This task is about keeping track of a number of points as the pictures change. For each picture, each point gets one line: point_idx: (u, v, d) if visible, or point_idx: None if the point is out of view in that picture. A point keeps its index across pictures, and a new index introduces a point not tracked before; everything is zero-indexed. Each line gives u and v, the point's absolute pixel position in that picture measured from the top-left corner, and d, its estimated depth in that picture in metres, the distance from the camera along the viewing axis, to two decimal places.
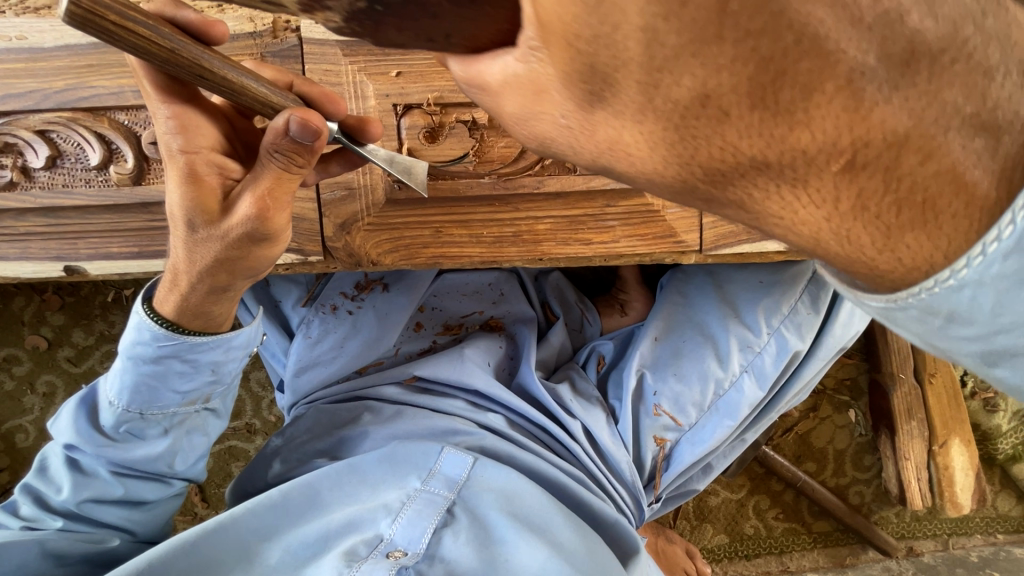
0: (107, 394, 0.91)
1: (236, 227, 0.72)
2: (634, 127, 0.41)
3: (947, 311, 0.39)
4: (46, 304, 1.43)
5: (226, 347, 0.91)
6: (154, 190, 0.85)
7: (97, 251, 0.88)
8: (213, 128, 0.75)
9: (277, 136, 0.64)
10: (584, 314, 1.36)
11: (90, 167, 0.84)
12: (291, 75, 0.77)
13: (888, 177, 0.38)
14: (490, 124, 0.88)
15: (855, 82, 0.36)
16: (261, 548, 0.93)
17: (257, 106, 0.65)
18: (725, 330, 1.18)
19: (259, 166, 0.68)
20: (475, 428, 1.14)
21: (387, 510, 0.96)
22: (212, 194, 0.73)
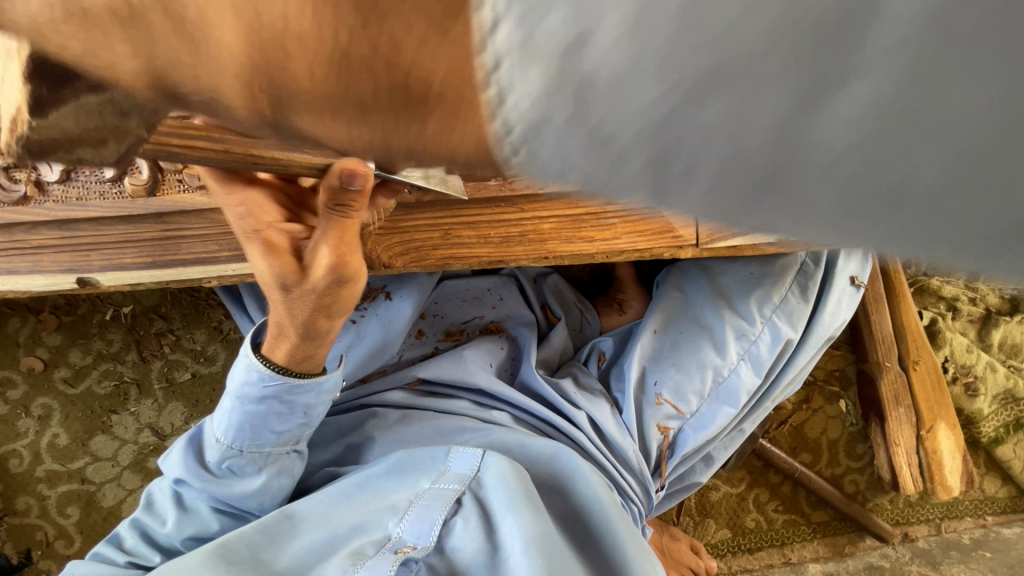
0: (214, 431, 0.96)
1: (321, 276, 0.79)
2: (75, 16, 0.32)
3: (571, 172, 0.28)
4: (43, 324, 1.42)
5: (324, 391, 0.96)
6: (169, 200, 0.87)
7: (109, 262, 0.89)
8: (274, 202, 0.83)
9: (330, 192, 0.70)
10: (583, 314, 1.41)
11: (104, 179, 0.86)
12: None
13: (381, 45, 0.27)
14: None
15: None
16: (269, 554, 0.93)
17: (304, 172, 0.70)
18: (720, 320, 1.22)
19: (323, 222, 0.75)
20: (483, 424, 1.17)
21: (394, 509, 0.99)
22: (291, 257, 0.80)
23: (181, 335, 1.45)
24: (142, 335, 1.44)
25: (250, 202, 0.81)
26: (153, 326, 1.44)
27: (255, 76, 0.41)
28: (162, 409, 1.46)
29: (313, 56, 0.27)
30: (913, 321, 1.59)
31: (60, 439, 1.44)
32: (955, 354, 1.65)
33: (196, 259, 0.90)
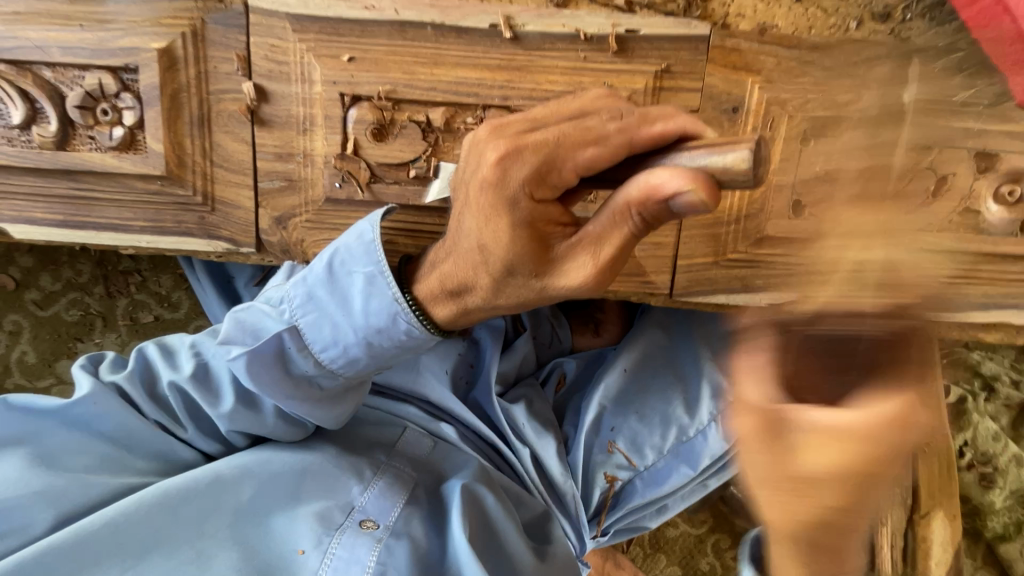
0: (73, 418, 0.81)
1: (579, 254, 0.57)
2: (583, 126, 0.57)
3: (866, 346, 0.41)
4: (16, 245, 1.40)
5: (336, 397, 0.80)
6: (79, 158, 0.79)
7: (20, 214, 0.83)
8: (492, 159, 0.57)
9: (645, 201, 0.51)
10: (555, 329, 1.22)
11: (11, 125, 0.79)
12: (546, 123, 0.60)
13: (600, 135, 0.56)
14: (447, 128, 0.77)
15: (597, 132, 0.56)
16: (230, 481, 0.82)
17: (593, 127, 0.56)
18: (699, 373, 1.10)
19: (607, 214, 0.54)
20: (429, 444, 0.97)
21: (357, 474, 0.88)
22: (531, 238, 0.58)
23: (147, 279, 1.42)
24: (110, 270, 1.42)
25: (517, 156, 0.56)
26: (121, 264, 1.42)
27: (559, 168, 0.56)
28: (124, 345, 1.45)
29: (599, 134, 0.56)
30: None
31: (28, 357, 1.45)
32: (976, 441, 1.40)
33: (109, 225, 0.83)
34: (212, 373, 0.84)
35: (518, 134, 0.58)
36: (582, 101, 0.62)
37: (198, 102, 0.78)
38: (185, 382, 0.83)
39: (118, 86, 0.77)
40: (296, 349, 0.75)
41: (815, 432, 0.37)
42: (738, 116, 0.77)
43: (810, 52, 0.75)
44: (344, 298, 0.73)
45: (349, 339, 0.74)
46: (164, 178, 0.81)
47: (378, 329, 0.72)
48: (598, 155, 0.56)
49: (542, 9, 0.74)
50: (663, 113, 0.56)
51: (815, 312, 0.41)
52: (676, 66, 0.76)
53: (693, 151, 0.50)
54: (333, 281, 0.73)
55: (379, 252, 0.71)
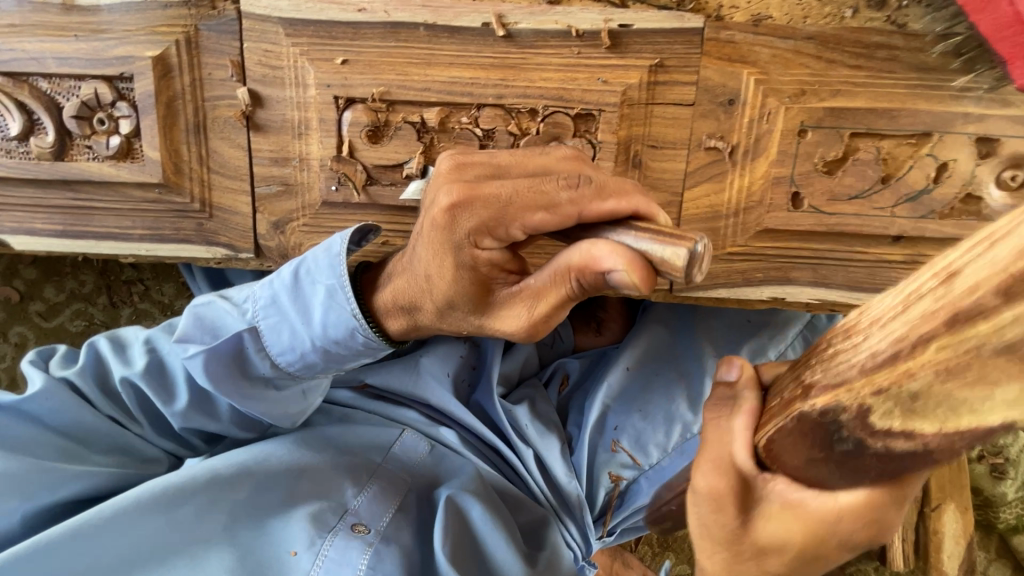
0: (28, 412, 0.81)
1: (518, 303, 0.59)
2: (540, 184, 0.55)
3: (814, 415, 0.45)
4: (20, 257, 1.41)
5: (286, 398, 0.81)
6: (77, 167, 0.79)
7: (21, 225, 0.83)
8: (443, 205, 0.57)
9: (586, 269, 0.52)
10: (556, 328, 1.21)
11: (9, 137, 0.79)
12: (506, 174, 0.58)
13: (551, 199, 0.55)
14: (441, 128, 0.77)
15: (550, 196, 0.55)
16: (228, 484, 0.83)
17: (547, 189, 0.55)
18: (702, 369, 1.10)
19: (548, 276, 0.55)
20: (427, 447, 0.99)
21: (353, 477, 0.90)
22: (472, 280, 0.60)
23: (150, 287, 1.42)
24: (113, 280, 1.43)
25: (466, 204, 0.56)
26: (124, 274, 1.42)
27: (506, 223, 0.56)
28: None
29: (552, 196, 0.55)
30: None
31: None
32: None
33: (108, 234, 0.83)
34: (166, 369, 0.83)
35: (473, 184, 0.57)
36: (553, 157, 0.59)
37: (193, 109, 0.78)
38: (138, 378, 0.81)
39: (114, 96, 0.77)
40: (254, 350, 0.77)
41: (782, 507, 0.46)
42: (734, 109, 0.77)
43: (805, 42, 0.74)
44: (305, 307, 0.74)
45: (306, 345, 0.75)
46: (162, 185, 0.81)
47: (335, 340, 0.74)
48: (546, 216, 0.55)
49: (534, 6, 0.74)
50: (621, 185, 0.55)
51: (854, 429, 0.39)
52: (670, 60, 0.75)
53: (640, 235, 0.50)
54: (296, 289, 0.74)
55: (342, 269, 0.72)
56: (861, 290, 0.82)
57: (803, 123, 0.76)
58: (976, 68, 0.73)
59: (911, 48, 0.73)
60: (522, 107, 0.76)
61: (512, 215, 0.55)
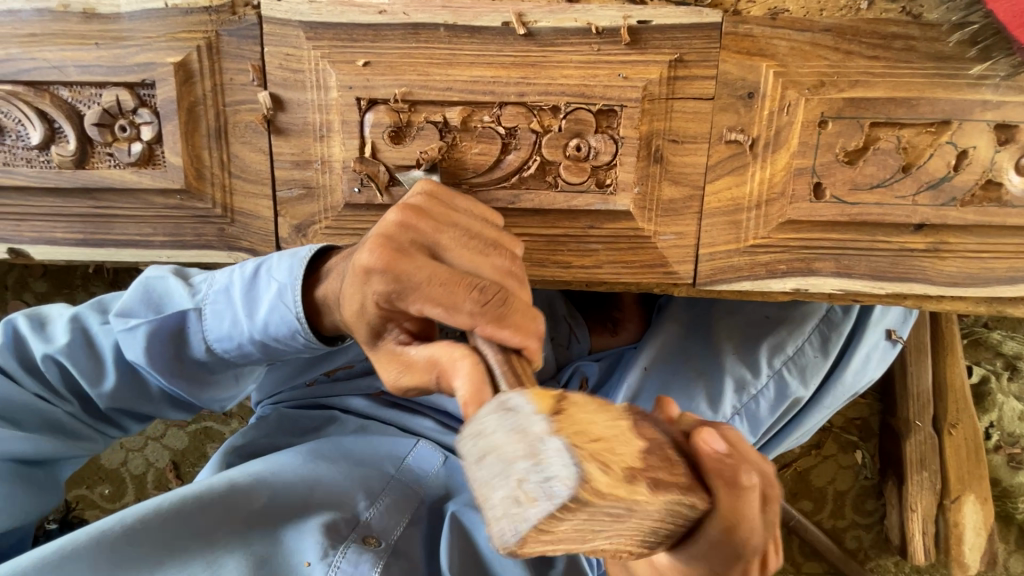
0: None
1: (389, 360, 0.63)
2: (456, 283, 0.57)
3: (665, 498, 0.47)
4: (30, 270, 1.40)
5: (219, 385, 0.83)
6: (98, 175, 0.79)
7: (41, 235, 0.83)
8: (365, 260, 0.59)
9: (448, 374, 0.56)
10: (572, 330, 1.22)
11: (30, 146, 0.79)
12: (435, 254, 0.61)
13: (456, 301, 0.57)
14: (464, 127, 0.77)
15: (457, 296, 0.57)
16: (245, 491, 0.82)
17: (455, 293, 0.57)
18: (721, 366, 1.09)
19: (418, 364, 0.60)
20: (443, 454, 0.99)
21: (366, 488, 0.89)
22: (366, 324, 0.63)
23: None
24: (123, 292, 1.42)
25: (382, 269, 0.59)
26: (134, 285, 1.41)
27: (408, 302, 0.59)
28: None
29: (460, 303, 0.57)
30: (959, 378, 1.35)
31: None
32: (1002, 422, 1.39)
33: (130, 241, 0.83)
34: (95, 348, 0.82)
35: (400, 252, 0.59)
36: (487, 263, 0.61)
37: (215, 114, 0.79)
38: (60, 356, 0.80)
39: (135, 102, 0.77)
40: (197, 333, 0.77)
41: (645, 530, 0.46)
42: (754, 102, 0.77)
43: (822, 34, 0.75)
44: (253, 300, 0.74)
45: (244, 337, 0.76)
46: (183, 191, 0.81)
47: (276, 335, 0.74)
48: (449, 309, 0.57)
49: (554, 5, 0.74)
50: (527, 321, 0.57)
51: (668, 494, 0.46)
52: (689, 55, 0.76)
53: (506, 375, 0.53)
54: (250, 283, 0.74)
55: (297, 270, 0.72)
56: (884, 280, 0.83)
57: (823, 114, 0.76)
58: (993, 56, 0.73)
59: (928, 38, 0.74)
60: (545, 105, 0.77)
61: (419, 294, 0.58)
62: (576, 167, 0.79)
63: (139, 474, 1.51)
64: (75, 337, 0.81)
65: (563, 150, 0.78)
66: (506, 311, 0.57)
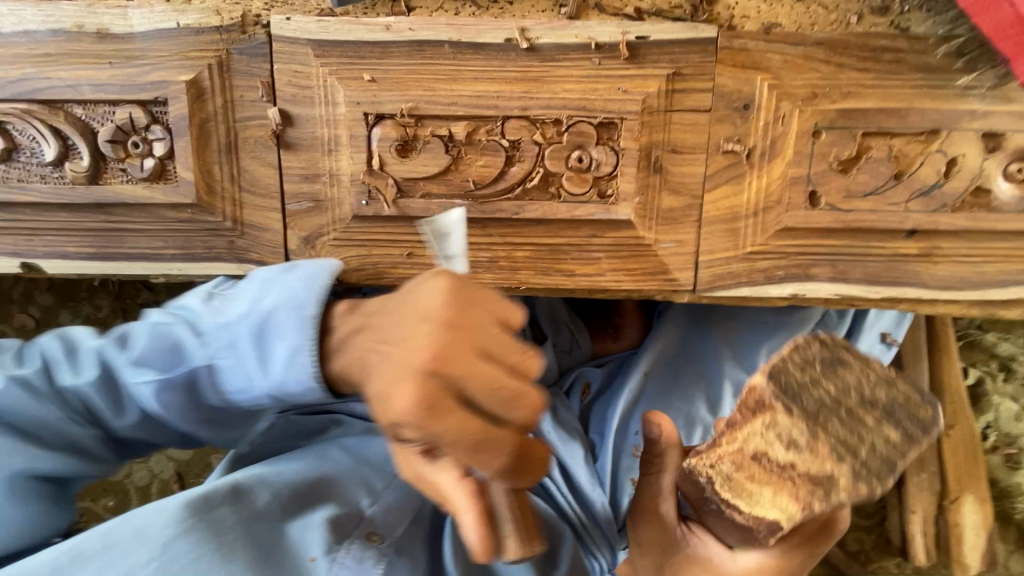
0: None
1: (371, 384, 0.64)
2: (402, 308, 0.57)
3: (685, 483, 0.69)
4: (35, 283, 1.41)
5: (235, 428, 0.80)
6: (111, 191, 0.81)
7: (53, 249, 0.84)
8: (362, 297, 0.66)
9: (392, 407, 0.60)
10: (574, 336, 1.23)
11: (44, 163, 0.81)
12: (398, 287, 0.61)
13: (393, 323, 0.56)
14: (469, 140, 0.80)
15: (393, 316, 0.57)
16: (251, 486, 0.83)
17: (389, 316, 0.57)
18: (720, 371, 1.11)
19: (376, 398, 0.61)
20: None
21: (369, 487, 0.91)
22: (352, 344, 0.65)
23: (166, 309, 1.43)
24: (128, 303, 1.43)
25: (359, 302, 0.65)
26: (139, 297, 1.43)
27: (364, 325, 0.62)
28: None
29: (391, 326, 0.56)
30: (954, 380, 1.37)
31: None
32: (999, 422, 1.42)
33: (141, 254, 0.85)
34: (119, 383, 0.77)
35: (390, 315, 0.60)
36: (431, 291, 0.56)
37: (225, 129, 0.81)
38: (88, 388, 0.76)
39: (148, 119, 0.79)
40: (210, 384, 0.74)
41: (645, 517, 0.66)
42: (750, 113, 0.79)
43: (814, 48, 0.78)
44: (264, 356, 0.70)
45: (257, 392, 0.72)
46: (194, 205, 0.83)
47: (291, 395, 0.70)
48: (389, 334, 0.56)
49: (555, 21, 0.77)
50: (463, 364, 0.51)
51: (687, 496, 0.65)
52: (686, 69, 0.78)
53: (458, 431, 0.55)
54: (260, 336, 0.70)
55: (308, 327, 0.67)
56: (879, 284, 0.85)
57: (817, 124, 0.79)
58: (979, 67, 0.76)
59: (916, 50, 0.77)
60: (547, 118, 0.79)
61: (374, 318, 0.60)
62: (578, 177, 0.81)
63: (143, 485, 1.51)
64: (102, 371, 0.76)
65: (565, 161, 0.80)
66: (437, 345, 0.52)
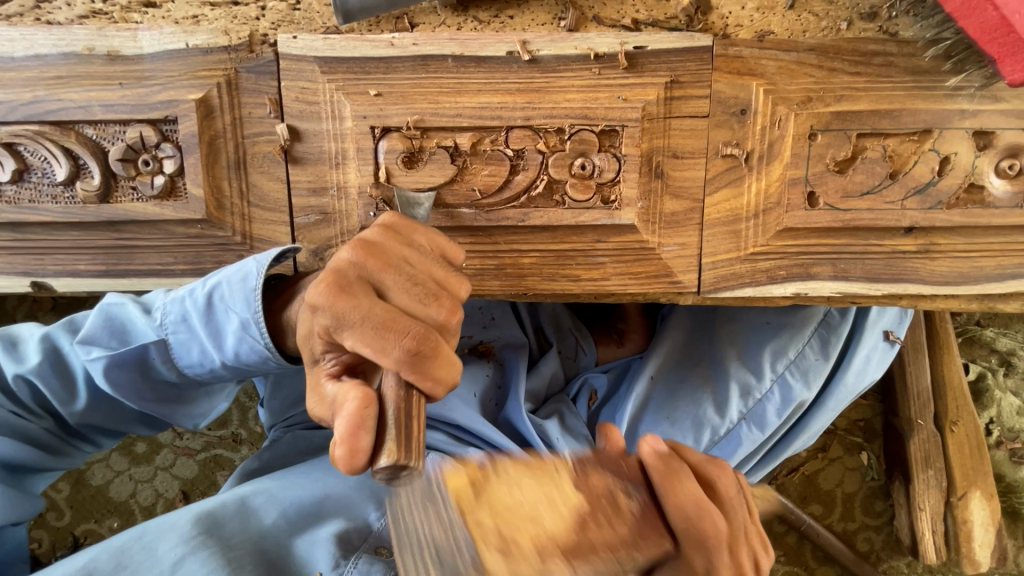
0: None
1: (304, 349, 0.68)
2: (342, 281, 0.61)
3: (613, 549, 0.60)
4: (39, 304, 1.42)
5: (194, 401, 0.87)
6: (121, 209, 0.82)
7: (65, 268, 0.85)
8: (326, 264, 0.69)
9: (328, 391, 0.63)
10: (579, 342, 1.24)
11: (56, 183, 0.82)
12: (347, 264, 0.63)
13: (327, 291, 0.61)
14: (473, 151, 0.81)
15: (334, 284, 0.61)
16: (256, 505, 0.83)
17: (329, 283, 0.61)
18: (726, 373, 1.11)
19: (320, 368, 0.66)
20: None
21: (377, 499, 0.90)
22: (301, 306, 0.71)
23: None
24: None
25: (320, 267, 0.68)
26: None
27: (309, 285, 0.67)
28: None
29: (323, 291, 0.61)
30: (956, 376, 1.38)
31: None
32: (1002, 417, 1.42)
33: (152, 270, 0.85)
34: (66, 367, 0.84)
35: (344, 289, 0.61)
36: (392, 291, 0.62)
37: (235, 146, 0.82)
38: (33, 375, 0.81)
39: (158, 137, 0.80)
40: (161, 359, 0.80)
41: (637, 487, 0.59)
42: (747, 118, 0.82)
43: (807, 53, 0.80)
44: (216, 332, 0.77)
45: (198, 356, 0.79)
46: (204, 221, 0.84)
47: (246, 363, 0.78)
48: (323, 299, 0.61)
49: (555, 34, 0.79)
50: (388, 340, 0.58)
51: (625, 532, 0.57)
52: (684, 77, 0.81)
53: (394, 414, 0.56)
54: (209, 311, 0.76)
55: (254, 301, 0.74)
56: (879, 282, 0.86)
57: (813, 127, 0.81)
58: (966, 68, 0.78)
59: (905, 54, 0.79)
60: (550, 127, 0.81)
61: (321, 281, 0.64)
62: (582, 184, 0.82)
63: (148, 505, 1.50)
64: (48, 358, 0.82)
65: (569, 168, 0.82)
66: (380, 322, 0.59)
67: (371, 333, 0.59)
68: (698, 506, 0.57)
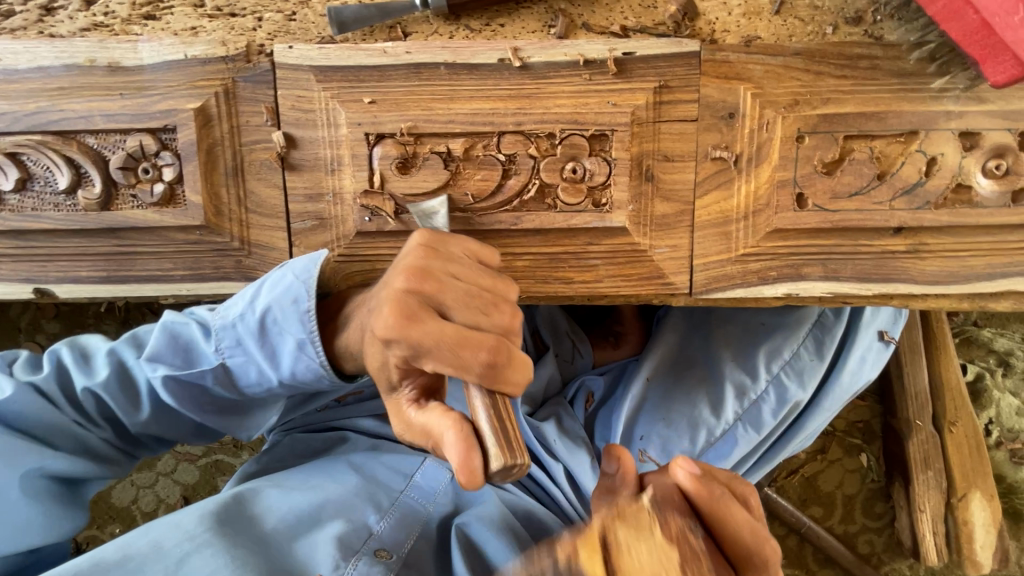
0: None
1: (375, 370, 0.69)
2: (412, 311, 0.62)
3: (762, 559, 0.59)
4: (42, 311, 1.43)
5: (252, 415, 0.88)
6: (122, 216, 0.84)
7: (66, 274, 0.87)
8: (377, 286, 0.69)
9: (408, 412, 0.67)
10: (576, 345, 1.25)
11: (58, 191, 0.84)
12: (404, 290, 0.63)
13: (398, 326, 0.61)
14: (466, 156, 0.83)
15: (404, 317, 0.61)
16: (258, 509, 0.84)
17: (398, 316, 0.62)
18: (721, 374, 1.12)
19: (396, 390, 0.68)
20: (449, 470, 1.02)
21: (375, 502, 0.91)
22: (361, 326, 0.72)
23: None
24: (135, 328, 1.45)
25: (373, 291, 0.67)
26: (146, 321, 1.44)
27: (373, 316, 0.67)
28: None
29: (395, 325, 0.62)
30: (953, 377, 1.38)
31: None
32: (1001, 417, 1.42)
33: (151, 276, 0.87)
34: (129, 382, 0.84)
35: (413, 317, 0.62)
36: (457, 299, 0.63)
37: (232, 154, 0.84)
38: (100, 389, 0.82)
39: (157, 146, 0.82)
40: (218, 380, 0.80)
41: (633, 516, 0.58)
42: (735, 121, 0.83)
43: (793, 57, 0.81)
44: (272, 353, 0.78)
45: (256, 372, 0.79)
46: (203, 227, 0.85)
47: (302, 380, 0.79)
48: (394, 329, 0.62)
49: (545, 41, 0.81)
50: (473, 354, 0.60)
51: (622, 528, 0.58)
52: (672, 82, 0.82)
53: (489, 425, 0.59)
54: (265, 333, 0.77)
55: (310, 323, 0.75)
56: (870, 282, 0.87)
57: (800, 129, 0.82)
58: (951, 71, 0.80)
59: (890, 57, 0.81)
60: (541, 132, 0.82)
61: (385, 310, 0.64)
62: (573, 188, 0.84)
63: (149, 511, 1.51)
64: (114, 372, 0.83)
65: (560, 172, 0.83)
66: (459, 336, 0.61)
67: (456, 353, 0.61)
68: (679, 498, 0.58)
